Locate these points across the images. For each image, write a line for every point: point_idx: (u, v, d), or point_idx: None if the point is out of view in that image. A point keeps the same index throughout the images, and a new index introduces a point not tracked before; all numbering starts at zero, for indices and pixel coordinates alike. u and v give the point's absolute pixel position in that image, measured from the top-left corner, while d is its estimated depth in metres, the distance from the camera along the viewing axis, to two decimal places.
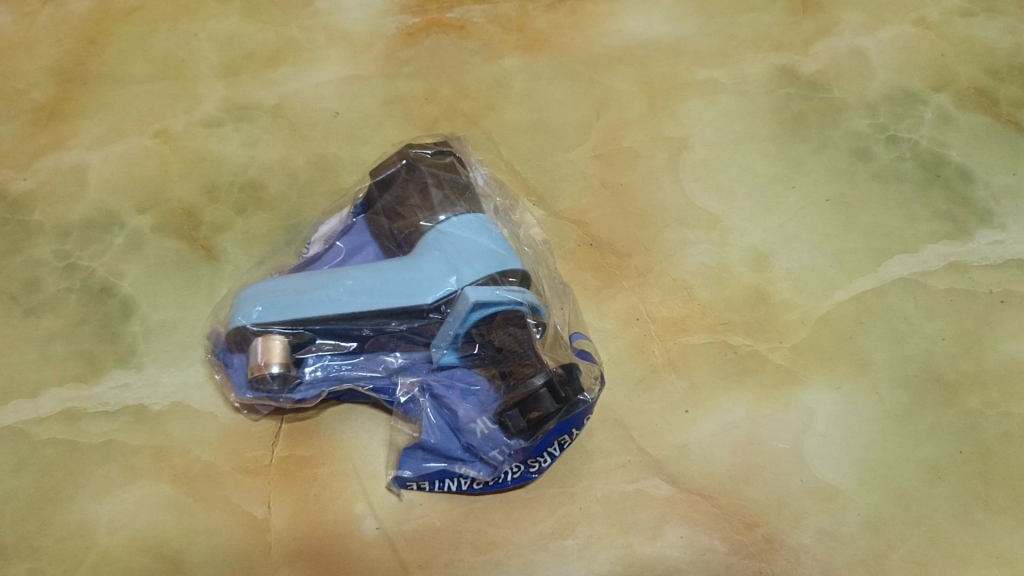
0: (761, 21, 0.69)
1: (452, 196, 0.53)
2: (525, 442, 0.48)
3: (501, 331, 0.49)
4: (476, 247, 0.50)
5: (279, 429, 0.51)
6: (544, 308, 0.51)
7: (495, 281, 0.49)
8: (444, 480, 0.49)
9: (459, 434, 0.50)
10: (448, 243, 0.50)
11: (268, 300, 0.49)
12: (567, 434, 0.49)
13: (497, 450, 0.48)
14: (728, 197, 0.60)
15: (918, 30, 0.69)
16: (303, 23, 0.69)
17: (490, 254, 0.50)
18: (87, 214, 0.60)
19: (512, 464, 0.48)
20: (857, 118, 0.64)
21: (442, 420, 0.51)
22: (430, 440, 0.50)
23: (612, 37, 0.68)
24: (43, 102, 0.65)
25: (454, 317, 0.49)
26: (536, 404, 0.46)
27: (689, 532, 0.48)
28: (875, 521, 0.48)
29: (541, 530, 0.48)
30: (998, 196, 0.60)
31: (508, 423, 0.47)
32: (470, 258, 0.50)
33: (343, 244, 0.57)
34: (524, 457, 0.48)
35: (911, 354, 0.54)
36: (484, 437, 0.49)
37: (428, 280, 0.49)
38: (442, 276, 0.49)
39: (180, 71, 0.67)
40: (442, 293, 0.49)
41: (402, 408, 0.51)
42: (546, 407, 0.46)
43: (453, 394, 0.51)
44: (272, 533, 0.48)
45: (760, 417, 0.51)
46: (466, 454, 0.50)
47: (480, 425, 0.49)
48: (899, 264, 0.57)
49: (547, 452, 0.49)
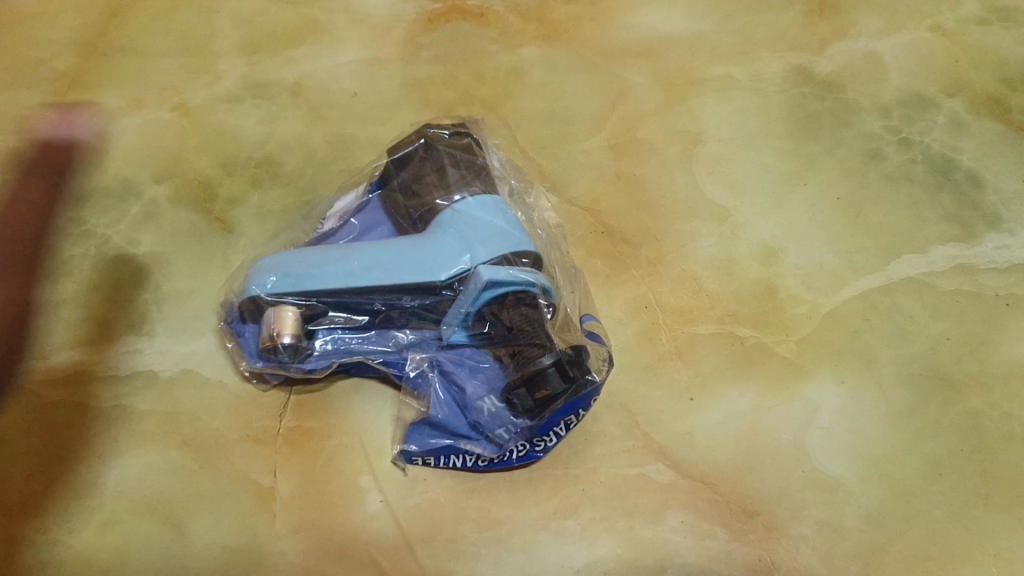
0: (778, 22, 0.70)
1: (468, 176, 0.54)
2: (530, 420, 0.48)
3: (511, 311, 0.49)
4: (491, 227, 0.51)
5: (288, 401, 0.52)
6: (553, 290, 0.51)
7: (508, 260, 0.50)
8: (449, 456, 0.49)
9: (466, 411, 0.51)
10: (462, 223, 0.51)
11: (282, 269, 0.49)
12: (573, 415, 0.49)
13: (503, 429, 0.49)
14: (741, 192, 0.61)
15: (934, 36, 0.69)
16: (324, 5, 0.69)
17: (505, 235, 0.50)
18: (104, 182, 0.60)
19: (518, 443, 0.49)
20: (870, 119, 0.65)
21: (449, 396, 0.52)
22: (438, 415, 0.51)
23: (630, 31, 0.69)
24: (65, 72, 0.65)
25: (467, 296, 0.49)
26: (544, 383, 0.47)
27: (690, 517, 0.48)
28: (875, 515, 0.49)
29: (544, 510, 0.48)
30: (1008, 202, 0.61)
31: (515, 401, 0.48)
32: (484, 238, 0.50)
33: (358, 221, 0.57)
34: (530, 436, 0.49)
35: (916, 352, 0.54)
36: (491, 415, 0.50)
37: (441, 258, 0.49)
38: (456, 254, 0.49)
39: (201, 47, 0.67)
40: (456, 271, 0.49)
41: (412, 382, 0.52)
42: (555, 387, 0.47)
43: (462, 371, 0.52)
44: (277, 502, 0.48)
45: (764, 407, 0.52)
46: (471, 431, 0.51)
47: (488, 403, 0.50)
48: (907, 263, 0.58)
49: (553, 432, 0.49)
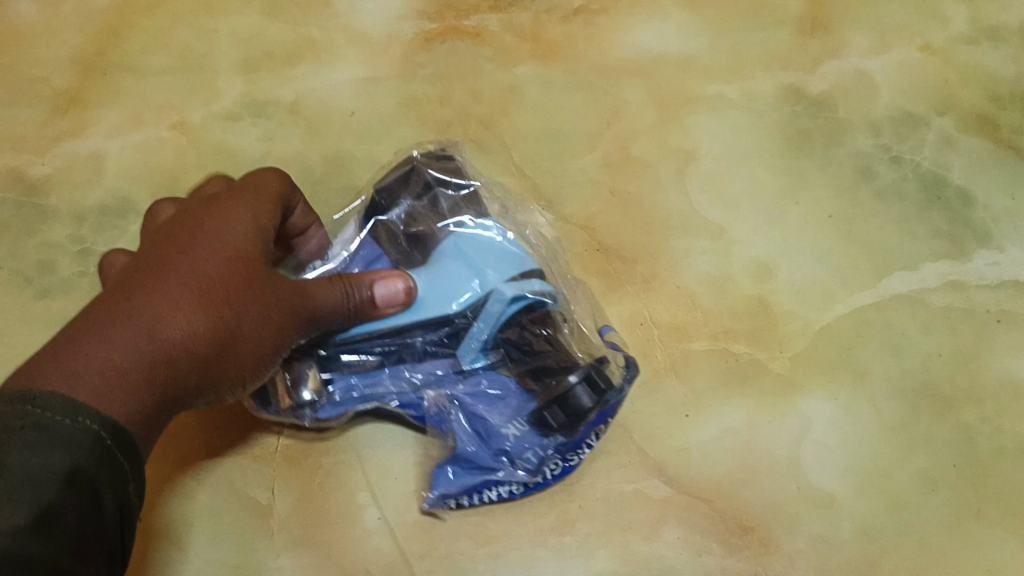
0: (771, 39, 0.70)
1: (461, 204, 0.54)
2: (566, 436, 0.48)
3: (531, 331, 0.49)
4: (493, 248, 0.50)
5: (284, 415, 0.52)
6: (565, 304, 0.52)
7: (523, 278, 0.49)
8: (484, 490, 0.49)
9: (492, 440, 0.50)
10: (466, 248, 0.50)
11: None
12: (603, 424, 0.49)
13: (533, 450, 0.49)
14: (734, 209, 0.61)
15: (924, 54, 0.70)
16: (321, 24, 0.70)
17: (510, 254, 0.50)
18: (104, 201, 0.61)
19: (553, 461, 0.49)
20: (861, 137, 0.65)
21: (473, 428, 0.50)
22: (467, 448, 0.49)
23: (624, 49, 0.70)
24: (64, 90, 0.66)
25: (483, 320, 0.48)
26: (575, 398, 0.47)
27: (686, 532, 0.49)
28: (868, 530, 0.50)
29: (541, 526, 0.50)
30: (997, 219, 0.61)
31: (548, 417, 0.48)
32: (491, 260, 0.49)
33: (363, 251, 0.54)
34: (563, 452, 0.49)
35: (909, 368, 0.55)
36: (519, 438, 0.49)
37: (452, 284, 0.48)
38: (465, 279, 0.48)
39: (199, 65, 0.68)
40: (470, 297, 0.48)
41: (433, 420, 0.50)
42: (586, 401, 0.47)
43: (480, 403, 0.50)
44: (276, 519, 0.50)
45: (759, 423, 0.53)
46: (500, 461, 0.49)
47: (513, 428, 0.49)
48: (899, 280, 0.58)
49: (586, 444, 0.49)
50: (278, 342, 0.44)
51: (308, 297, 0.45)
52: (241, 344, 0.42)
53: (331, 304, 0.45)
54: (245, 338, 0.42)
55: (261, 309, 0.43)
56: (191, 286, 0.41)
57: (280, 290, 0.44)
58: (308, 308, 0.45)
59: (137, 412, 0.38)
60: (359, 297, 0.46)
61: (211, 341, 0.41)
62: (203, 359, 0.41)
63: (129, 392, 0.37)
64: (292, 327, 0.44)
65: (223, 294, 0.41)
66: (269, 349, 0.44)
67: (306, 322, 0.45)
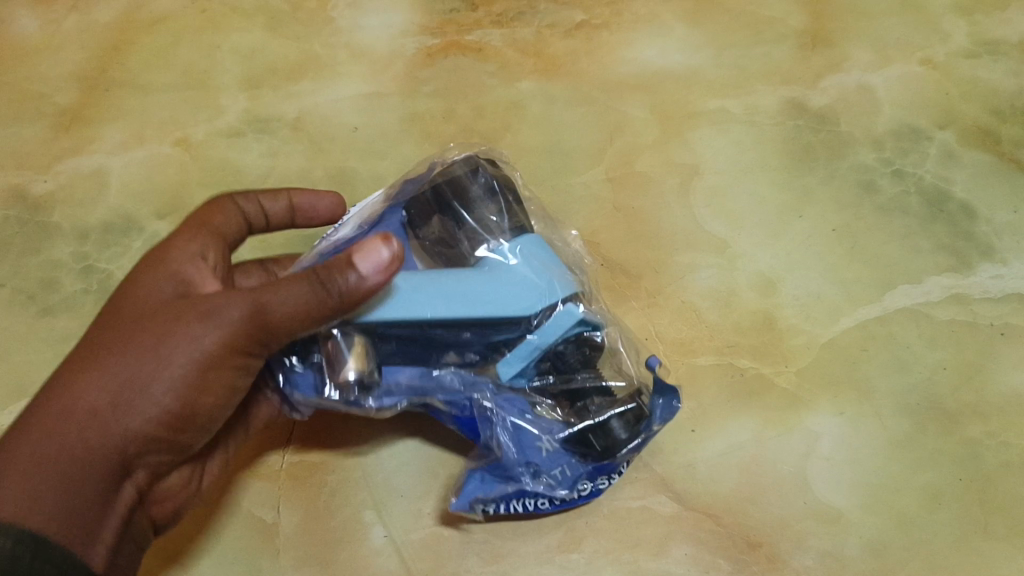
0: (773, 54, 0.71)
1: (520, 214, 0.49)
2: (604, 458, 0.47)
3: (584, 350, 0.47)
4: (553, 262, 0.48)
5: (291, 436, 0.53)
6: (609, 326, 0.51)
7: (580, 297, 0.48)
8: (510, 502, 0.47)
9: (529, 452, 0.47)
10: (528, 253, 0.47)
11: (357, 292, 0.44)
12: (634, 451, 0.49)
13: (563, 468, 0.47)
14: (738, 223, 0.62)
15: (925, 68, 0.70)
16: (324, 40, 0.70)
17: (566, 272, 0.48)
18: (106, 218, 0.61)
19: (583, 483, 0.47)
20: (864, 151, 0.66)
21: (516, 439, 0.47)
22: (504, 459, 0.47)
23: (626, 64, 0.70)
24: (67, 107, 0.66)
25: (546, 329, 0.46)
26: (624, 425, 0.47)
27: (694, 549, 0.49)
28: (876, 545, 0.49)
29: (548, 543, 0.49)
30: (1000, 233, 0.61)
31: (591, 438, 0.47)
32: (555, 273, 0.47)
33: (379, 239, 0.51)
34: (595, 476, 0.47)
35: (914, 382, 0.55)
36: (551, 454, 0.47)
37: (521, 289, 0.45)
38: (534, 287, 0.46)
39: (202, 81, 0.68)
40: (540, 305, 0.45)
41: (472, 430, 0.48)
42: (634, 429, 0.47)
43: (516, 411, 0.48)
44: (282, 537, 0.50)
45: (765, 438, 0.52)
46: (528, 474, 0.47)
47: (547, 442, 0.47)
48: (903, 294, 0.58)
49: (618, 471, 0.48)
50: (217, 358, 0.42)
51: (238, 300, 0.42)
52: (167, 375, 0.42)
53: (279, 305, 0.42)
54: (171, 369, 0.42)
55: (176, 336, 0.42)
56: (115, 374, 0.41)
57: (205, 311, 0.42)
58: (245, 310, 0.42)
59: (72, 474, 0.40)
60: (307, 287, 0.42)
61: (130, 382, 0.41)
62: (129, 399, 0.41)
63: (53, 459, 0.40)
64: (227, 335, 0.42)
65: (142, 340, 0.42)
66: (208, 368, 0.42)
67: (248, 326, 0.42)
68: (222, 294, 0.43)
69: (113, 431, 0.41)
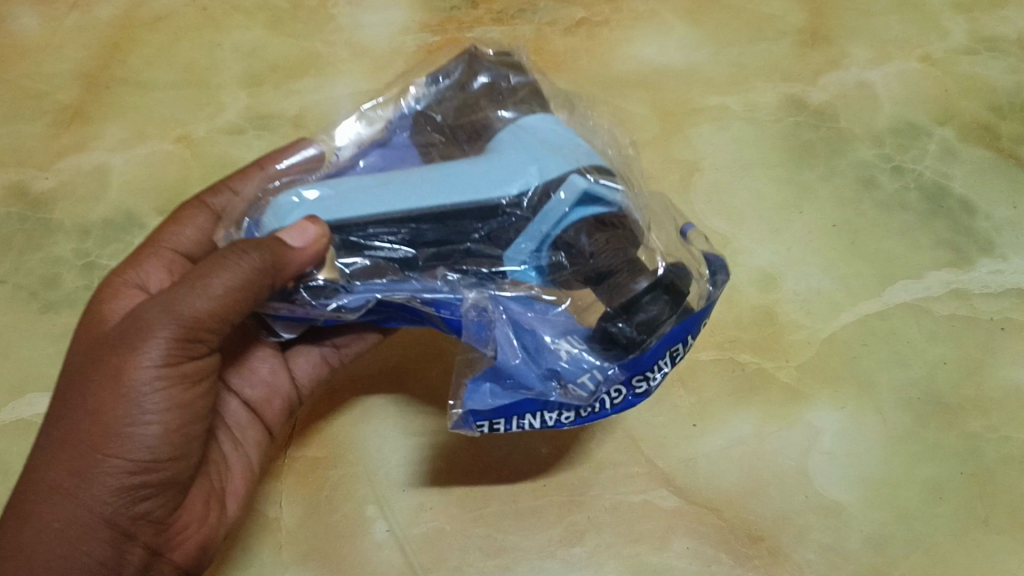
0: (772, 51, 0.71)
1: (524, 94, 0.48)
2: (633, 354, 0.38)
3: (596, 234, 0.42)
4: (558, 140, 0.44)
5: (292, 433, 0.53)
6: (642, 213, 0.45)
7: (586, 171, 0.42)
8: (524, 416, 0.40)
9: (539, 357, 0.40)
10: (525, 138, 0.44)
11: (312, 199, 0.43)
12: (681, 343, 0.40)
13: (588, 375, 0.39)
14: (738, 219, 0.62)
15: (923, 66, 0.70)
16: (325, 38, 0.70)
17: (574, 147, 0.44)
18: (108, 214, 0.61)
19: (612, 388, 0.39)
20: (863, 148, 0.66)
21: (520, 343, 0.41)
22: (506, 364, 0.40)
23: (626, 62, 0.70)
24: (68, 104, 0.66)
25: (544, 215, 0.42)
26: (647, 305, 0.38)
27: (696, 543, 0.49)
28: (877, 539, 0.49)
29: (550, 538, 0.49)
30: (1000, 228, 0.62)
31: (615, 331, 0.38)
32: (553, 150, 0.43)
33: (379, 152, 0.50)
34: (627, 378, 0.39)
35: (915, 376, 0.55)
36: (572, 358, 0.39)
37: (507, 170, 0.42)
38: (523, 164, 0.42)
39: (203, 78, 0.68)
40: (527, 182, 0.42)
41: (474, 330, 0.42)
42: (661, 309, 0.38)
43: (530, 314, 0.42)
44: (284, 532, 0.50)
45: (766, 433, 0.53)
46: (550, 382, 0.39)
47: (566, 347, 0.40)
48: (903, 289, 0.59)
49: (659, 366, 0.39)
50: (164, 381, 0.40)
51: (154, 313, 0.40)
52: (120, 419, 0.40)
53: (199, 305, 0.40)
54: (124, 413, 0.40)
55: (113, 375, 0.40)
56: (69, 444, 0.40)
57: (128, 338, 0.40)
58: (164, 315, 0.40)
59: (67, 555, 0.39)
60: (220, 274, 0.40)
61: (86, 446, 0.40)
62: (90, 462, 0.40)
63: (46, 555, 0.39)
64: (159, 354, 0.40)
65: (81, 399, 0.41)
66: (159, 393, 0.40)
67: (176, 335, 0.40)
68: (141, 314, 0.41)
69: (91, 499, 0.40)
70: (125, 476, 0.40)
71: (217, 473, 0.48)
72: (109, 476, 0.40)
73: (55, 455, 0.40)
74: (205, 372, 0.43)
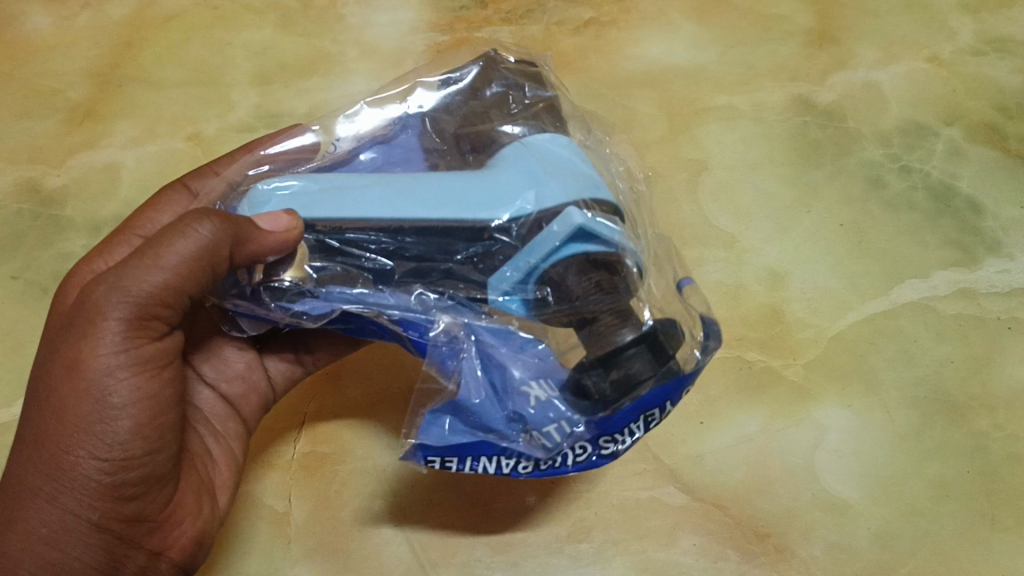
0: (780, 51, 0.71)
1: (539, 113, 0.49)
2: (603, 412, 0.38)
3: (586, 274, 0.41)
4: (566, 165, 0.44)
5: (302, 429, 0.54)
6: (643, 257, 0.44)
7: (586, 206, 0.42)
8: (479, 458, 0.39)
9: (505, 397, 0.40)
10: (530, 160, 0.44)
11: (290, 194, 0.43)
12: (658, 409, 0.38)
13: (554, 425, 0.38)
14: (746, 218, 0.62)
15: (931, 66, 0.71)
16: (335, 37, 0.71)
17: (582, 176, 0.43)
18: (118, 211, 0.62)
19: (574, 444, 0.38)
20: (871, 147, 0.66)
21: (487, 379, 0.41)
22: (471, 400, 0.40)
23: (633, 61, 0.70)
24: (79, 102, 0.67)
25: (533, 248, 0.41)
26: (625, 363, 0.38)
27: (703, 539, 0.49)
28: (883, 536, 0.50)
29: (558, 533, 0.50)
30: (1007, 228, 0.62)
31: (589, 384, 0.38)
32: (553, 175, 0.43)
33: (373, 156, 0.50)
34: (594, 436, 0.38)
35: (921, 375, 0.55)
36: (540, 405, 0.39)
37: (503, 194, 0.43)
38: (519, 189, 0.42)
39: (213, 77, 0.68)
40: (517, 210, 0.42)
41: (439, 354, 0.42)
42: (639, 370, 0.37)
43: (504, 347, 0.42)
44: (293, 526, 0.50)
45: (773, 430, 0.53)
46: (514, 425, 0.39)
47: (536, 392, 0.39)
48: (910, 288, 0.59)
49: (629, 430, 0.38)
50: (125, 369, 0.40)
51: (100, 300, 0.40)
52: (86, 414, 0.40)
53: (144, 287, 0.40)
54: (91, 409, 0.40)
55: (71, 370, 0.40)
56: (39, 450, 0.40)
57: (81, 331, 0.40)
58: (111, 302, 0.40)
59: (55, 561, 0.40)
60: (163, 250, 0.40)
61: (56, 447, 0.40)
62: (62, 465, 0.40)
63: (32, 559, 0.39)
64: (113, 342, 0.40)
65: (48, 401, 0.40)
66: (126, 382, 0.40)
67: (126, 317, 0.40)
68: (88, 301, 0.40)
69: (68, 500, 0.40)
70: (99, 472, 0.40)
71: (204, 466, 0.48)
72: (84, 474, 0.40)
73: (30, 461, 0.40)
74: (169, 353, 0.43)
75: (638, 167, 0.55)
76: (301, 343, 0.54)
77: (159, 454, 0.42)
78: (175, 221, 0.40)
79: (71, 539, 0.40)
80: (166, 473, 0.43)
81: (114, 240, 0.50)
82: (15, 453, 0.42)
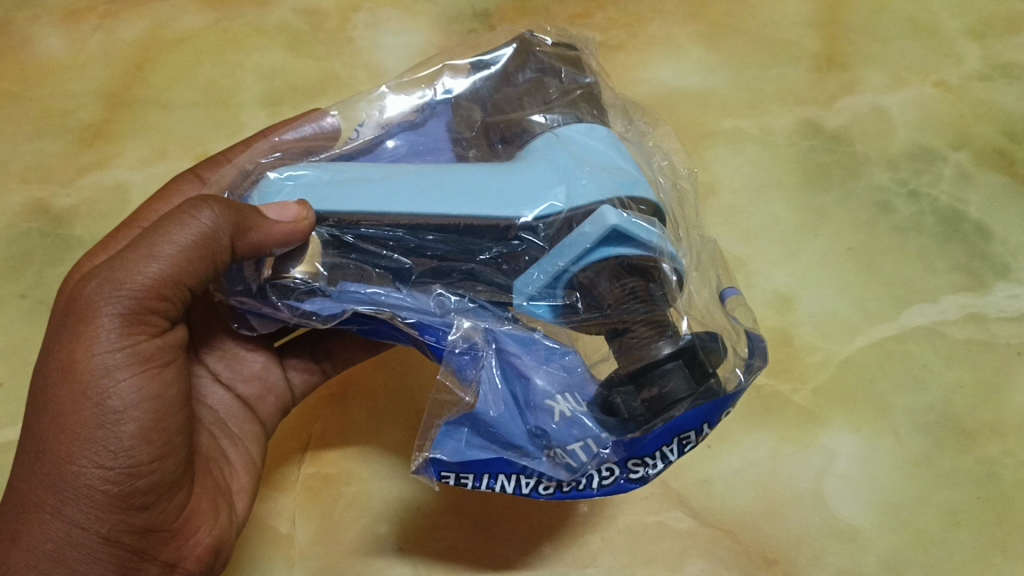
0: (788, 76, 0.71)
1: (575, 98, 0.49)
2: (633, 433, 0.37)
3: (619, 281, 0.41)
4: (601, 160, 0.44)
5: (306, 450, 0.54)
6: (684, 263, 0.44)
7: (621, 204, 0.42)
8: (497, 477, 0.39)
9: (528, 412, 0.39)
10: (564, 153, 0.44)
11: (310, 183, 0.44)
12: (694, 431, 0.37)
13: (581, 445, 0.38)
14: (754, 241, 0.62)
15: (939, 91, 0.71)
16: (344, 60, 0.71)
17: (619, 174, 0.43)
18: None
19: (599, 466, 0.38)
20: (878, 171, 0.66)
21: (508, 391, 0.40)
22: (490, 412, 0.39)
23: (641, 86, 0.71)
24: (90, 122, 0.67)
25: (565, 252, 0.41)
26: (661, 381, 0.37)
27: (711, 565, 0.49)
28: (894, 563, 0.49)
29: (565, 558, 0.49)
30: (1016, 253, 0.61)
31: (618, 402, 0.38)
32: (587, 170, 0.43)
33: (395, 144, 0.52)
34: (624, 458, 0.38)
35: (931, 400, 0.55)
36: (566, 421, 0.39)
37: (533, 189, 0.43)
38: (549, 185, 0.43)
39: (224, 99, 0.69)
40: (546, 208, 0.42)
41: (456, 361, 0.41)
42: (674, 387, 0.37)
43: (527, 357, 0.42)
44: (297, 548, 0.50)
45: (782, 454, 0.52)
46: (537, 442, 0.39)
47: (561, 406, 0.39)
48: (919, 312, 0.58)
49: (660, 453, 0.38)
50: (124, 367, 0.40)
51: (92, 297, 0.40)
52: (88, 418, 0.39)
53: (141, 280, 0.40)
54: (91, 413, 0.39)
55: (68, 373, 0.40)
56: (38, 460, 0.40)
57: (76, 330, 0.40)
58: (106, 296, 0.40)
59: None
60: (156, 240, 0.40)
61: (55, 455, 0.39)
62: (64, 474, 0.39)
63: None
64: (109, 340, 0.40)
65: (47, 406, 0.40)
66: (127, 382, 0.40)
67: (121, 311, 0.40)
68: (82, 300, 0.40)
69: (73, 511, 0.39)
70: (104, 480, 0.39)
71: (220, 470, 0.48)
72: (87, 483, 0.39)
73: (31, 473, 0.40)
74: (168, 352, 0.43)
75: (682, 165, 0.53)
76: (320, 347, 0.55)
77: (168, 459, 0.41)
78: (171, 212, 0.40)
79: (80, 554, 0.39)
80: (177, 480, 0.42)
81: (122, 235, 0.51)
82: (15, 465, 0.41)
